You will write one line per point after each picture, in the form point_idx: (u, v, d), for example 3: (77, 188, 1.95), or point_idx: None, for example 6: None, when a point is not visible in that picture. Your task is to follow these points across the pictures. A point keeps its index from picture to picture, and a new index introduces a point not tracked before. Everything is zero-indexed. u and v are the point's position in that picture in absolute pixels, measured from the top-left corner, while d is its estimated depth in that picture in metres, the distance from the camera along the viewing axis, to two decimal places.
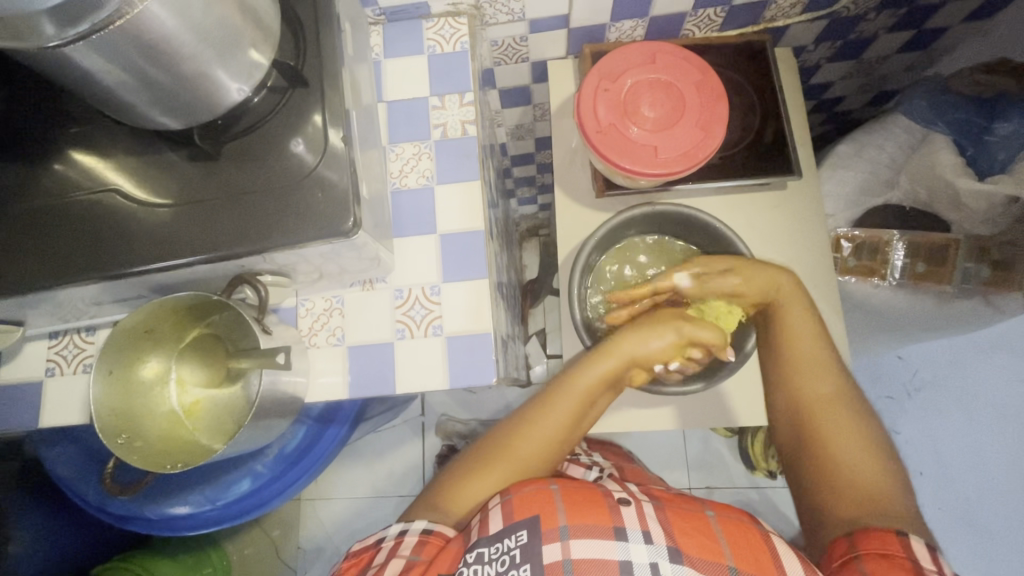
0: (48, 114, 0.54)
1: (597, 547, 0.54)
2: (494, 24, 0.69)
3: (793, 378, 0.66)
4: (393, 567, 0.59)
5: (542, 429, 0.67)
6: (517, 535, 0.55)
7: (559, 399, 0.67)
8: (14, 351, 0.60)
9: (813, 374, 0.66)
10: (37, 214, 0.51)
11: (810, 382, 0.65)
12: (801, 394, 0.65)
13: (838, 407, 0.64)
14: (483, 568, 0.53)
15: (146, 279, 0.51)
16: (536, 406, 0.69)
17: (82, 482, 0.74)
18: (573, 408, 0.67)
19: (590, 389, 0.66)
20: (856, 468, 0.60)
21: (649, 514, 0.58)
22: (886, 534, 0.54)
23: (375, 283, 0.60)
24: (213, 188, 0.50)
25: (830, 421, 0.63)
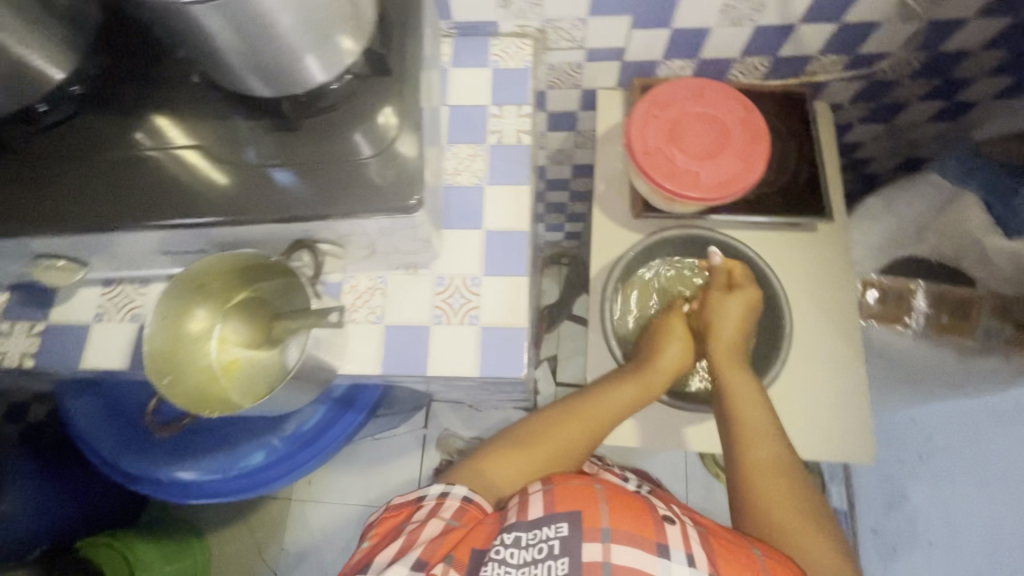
0: (145, 76, 0.58)
1: (638, 557, 0.55)
2: (555, 49, 0.75)
3: (740, 455, 0.65)
4: (431, 527, 0.61)
5: (581, 429, 0.70)
6: (557, 525, 0.58)
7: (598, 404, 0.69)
8: (70, 293, 0.63)
9: (758, 452, 0.64)
10: (118, 163, 0.55)
11: (756, 452, 0.64)
12: (745, 473, 0.64)
13: (785, 477, 0.64)
14: (519, 551, 0.57)
15: (215, 232, 0.54)
16: (573, 402, 0.72)
17: (101, 435, 0.75)
18: (608, 413, 0.69)
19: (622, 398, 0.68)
20: (797, 539, 0.61)
21: (692, 536, 0.59)
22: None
23: (419, 269, 0.62)
24: (289, 155, 0.54)
25: (773, 495, 0.63)
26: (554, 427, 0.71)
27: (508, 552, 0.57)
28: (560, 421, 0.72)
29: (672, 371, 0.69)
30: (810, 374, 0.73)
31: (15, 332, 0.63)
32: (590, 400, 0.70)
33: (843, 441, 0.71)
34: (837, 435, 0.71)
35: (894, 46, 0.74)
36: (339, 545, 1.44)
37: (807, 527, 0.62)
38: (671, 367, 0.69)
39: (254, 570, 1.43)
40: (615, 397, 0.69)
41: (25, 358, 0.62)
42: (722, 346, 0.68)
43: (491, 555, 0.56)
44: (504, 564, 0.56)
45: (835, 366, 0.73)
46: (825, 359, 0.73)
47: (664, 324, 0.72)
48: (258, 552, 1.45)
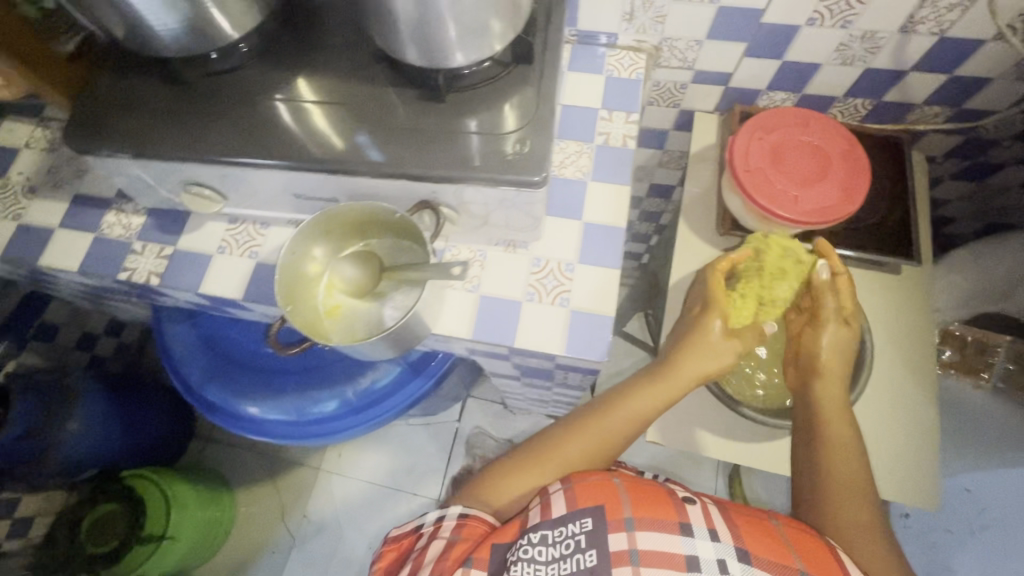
0: (300, 35, 0.63)
1: (664, 540, 0.55)
2: (665, 67, 0.79)
3: (836, 476, 0.63)
4: (436, 547, 0.60)
5: (599, 435, 0.67)
6: (581, 521, 0.57)
7: (615, 411, 0.68)
8: (199, 225, 0.69)
9: (848, 499, 0.62)
10: (263, 107, 0.60)
11: (850, 510, 0.62)
12: (834, 489, 0.63)
13: (859, 493, 0.63)
14: (547, 549, 0.55)
15: (350, 181, 0.58)
16: (595, 409, 0.70)
17: (191, 363, 0.80)
18: (633, 412, 0.67)
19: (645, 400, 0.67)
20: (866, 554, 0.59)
21: (715, 513, 0.58)
22: None
23: (517, 248, 0.66)
24: (425, 120, 0.58)
25: (853, 508, 0.62)
26: (578, 425, 0.69)
27: (537, 551, 0.55)
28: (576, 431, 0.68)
29: (697, 373, 0.65)
30: (879, 412, 0.72)
31: (145, 253, 0.69)
32: (614, 401, 0.69)
33: (902, 482, 0.70)
34: (896, 474, 0.70)
35: (1003, 103, 0.75)
36: (360, 521, 1.46)
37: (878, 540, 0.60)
38: (697, 369, 0.65)
39: (275, 533, 1.46)
40: (644, 398, 0.67)
41: (151, 277, 0.68)
42: (830, 376, 0.67)
43: (519, 555, 0.55)
44: (533, 564, 0.54)
45: (905, 407, 0.72)
46: (895, 399, 0.73)
47: (697, 323, 0.67)
48: (281, 516, 1.47)
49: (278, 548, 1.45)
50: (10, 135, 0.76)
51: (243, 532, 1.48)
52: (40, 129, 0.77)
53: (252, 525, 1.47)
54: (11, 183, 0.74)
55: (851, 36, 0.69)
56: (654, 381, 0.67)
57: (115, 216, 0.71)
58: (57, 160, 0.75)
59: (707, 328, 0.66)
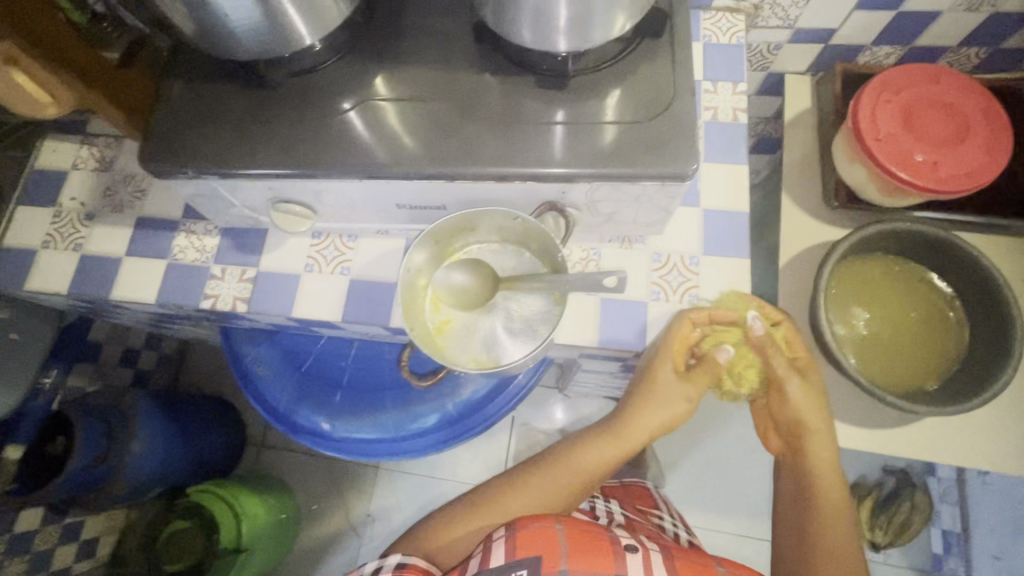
0: (381, 22, 0.56)
1: None
2: (762, 27, 0.72)
3: (810, 512, 0.63)
4: None
5: (557, 482, 0.68)
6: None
7: (572, 460, 0.69)
8: (283, 241, 0.64)
9: (828, 521, 0.62)
10: (353, 107, 0.53)
11: (832, 530, 0.62)
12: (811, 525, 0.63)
13: (844, 523, 0.62)
14: None
15: (465, 187, 0.52)
16: (553, 456, 0.70)
17: (277, 385, 0.76)
18: (590, 462, 0.68)
19: (597, 452, 0.68)
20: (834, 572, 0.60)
21: (656, 564, 0.60)
22: None
23: (634, 243, 0.61)
24: (541, 111, 0.51)
25: (836, 541, 0.61)
26: (539, 473, 0.69)
27: None
28: (531, 478, 0.69)
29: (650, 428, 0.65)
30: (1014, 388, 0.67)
31: (227, 277, 0.64)
32: (572, 450, 0.70)
33: None
34: None
35: None
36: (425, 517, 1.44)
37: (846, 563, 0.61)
38: (652, 423, 0.65)
39: (340, 532, 1.45)
40: (593, 451, 0.68)
41: (237, 302, 0.63)
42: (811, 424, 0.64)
43: None
44: None
45: None
46: None
47: (644, 376, 0.64)
48: (345, 515, 1.46)
49: (345, 547, 1.44)
50: (56, 157, 0.70)
51: (306, 534, 1.46)
52: (87, 148, 0.70)
53: (317, 527, 1.46)
54: (64, 211, 0.68)
55: None
56: (606, 435, 0.68)
57: (186, 238, 0.65)
58: (112, 182, 0.69)
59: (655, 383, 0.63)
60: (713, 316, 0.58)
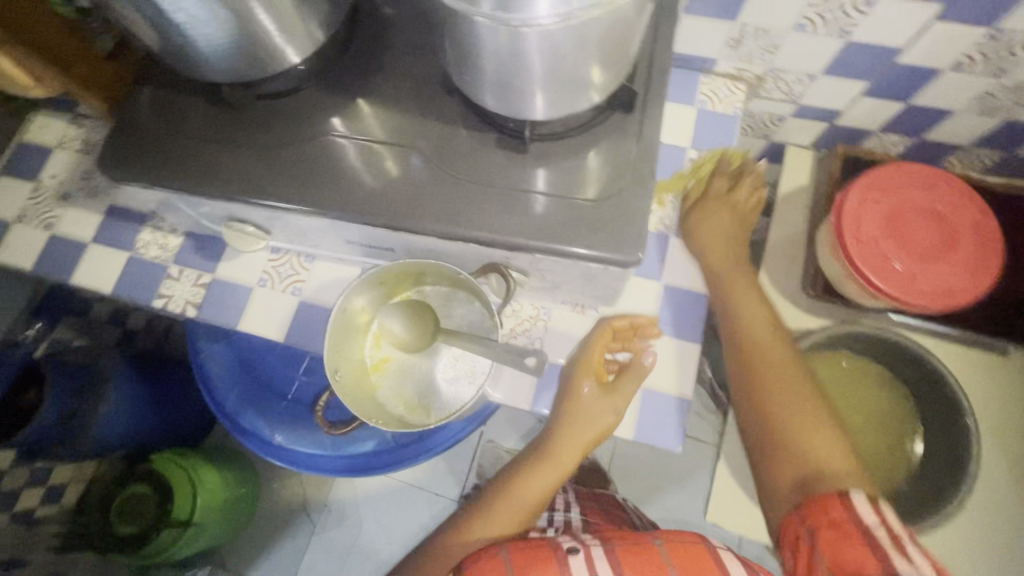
0: (361, 54, 0.56)
1: None
2: (764, 98, 0.69)
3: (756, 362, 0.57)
4: None
5: (511, 508, 0.61)
6: None
7: (515, 486, 0.62)
8: (241, 252, 0.64)
9: (801, 416, 0.54)
10: (317, 139, 0.53)
11: (815, 440, 0.53)
12: (765, 408, 0.55)
13: (813, 409, 0.55)
14: None
15: (413, 237, 0.51)
16: (496, 487, 0.64)
17: (227, 384, 0.76)
18: (530, 484, 0.61)
19: (536, 475, 0.61)
20: (810, 432, 0.53)
21: (597, 558, 0.55)
22: (833, 500, 0.49)
23: (586, 309, 0.60)
24: (499, 170, 0.50)
25: (819, 443, 0.53)
26: (487, 505, 0.63)
27: None
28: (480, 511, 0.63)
29: (579, 446, 0.58)
30: (971, 520, 0.64)
31: (182, 279, 0.64)
32: (510, 477, 0.63)
33: None
34: None
35: None
36: (380, 516, 1.45)
37: (821, 423, 0.54)
38: (578, 438, 0.58)
39: (297, 516, 1.47)
40: (532, 477, 0.62)
41: (188, 306, 0.63)
42: (738, 295, 0.60)
43: None
44: None
45: (1002, 517, 0.64)
46: (990, 507, 0.64)
47: (565, 387, 0.58)
48: (303, 501, 1.48)
49: (299, 532, 1.46)
50: (44, 132, 0.71)
51: (264, 513, 1.49)
52: (74, 128, 0.71)
53: (276, 507, 1.49)
54: (43, 187, 0.69)
55: (1002, 86, 0.59)
56: (538, 460, 0.61)
57: (151, 233, 0.66)
58: (92, 165, 0.70)
59: (579, 397, 0.56)
60: (636, 325, 0.58)
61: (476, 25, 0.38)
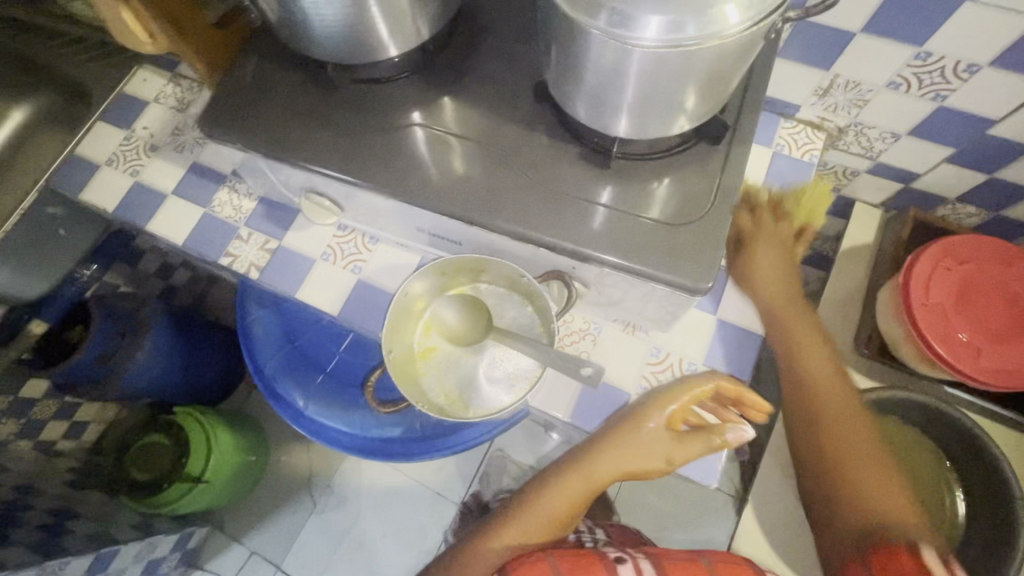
0: (457, 53, 0.57)
1: None
2: (841, 150, 0.69)
3: (821, 427, 0.57)
4: None
5: (536, 517, 0.59)
6: None
7: (541, 497, 0.59)
8: (309, 225, 0.66)
9: (850, 444, 0.56)
10: (405, 126, 0.55)
11: (861, 444, 0.56)
12: (837, 459, 0.56)
13: (857, 420, 0.57)
14: None
15: (483, 234, 0.53)
16: (519, 500, 0.61)
17: (269, 349, 0.78)
18: (554, 499, 0.58)
19: (563, 488, 0.58)
20: (858, 460, 0.56)
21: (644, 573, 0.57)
22: (895, 548, 0.51)
23: (636, 331, 0.60)
24: (577, 180, 0.51)
25: (859, 464, 0.55)
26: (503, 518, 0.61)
27: None
28: (504, 521, 0.61)
29: (613, 472, 0.55)
30: None
31: (250, 242, 0.66)
32: (534, 490, 0.60)
33: None
34: None
35: None
36: (380, 506, 1.45)
37: (888, 478, 0.55)
38: (616, 465, 0.55)
39: (300, 492, 1.49)
40: (558, 491, 0.58)
41: (252, 268, 0.65)
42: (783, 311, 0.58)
43: None
44: None
45: None
46: None
47: (633, 411, 0.55)
48: (308, 478, 1.50)
49: (299, 508, 1.47)
50: (144, 86, 0.76)
51: (268, 483, 1.51)
52: (172, 86, 0.75)
53: (280, 480, 1.50)
54: (135, 137, 0.73)
55: None
56: (568, 470, 0.58)
57: (227, 194, 0.69)
58: (182, 123, 0.73)
59: (643, 427, 0.53)
60: (741, 398, 0.54)
61: (585, 36, 0.39)
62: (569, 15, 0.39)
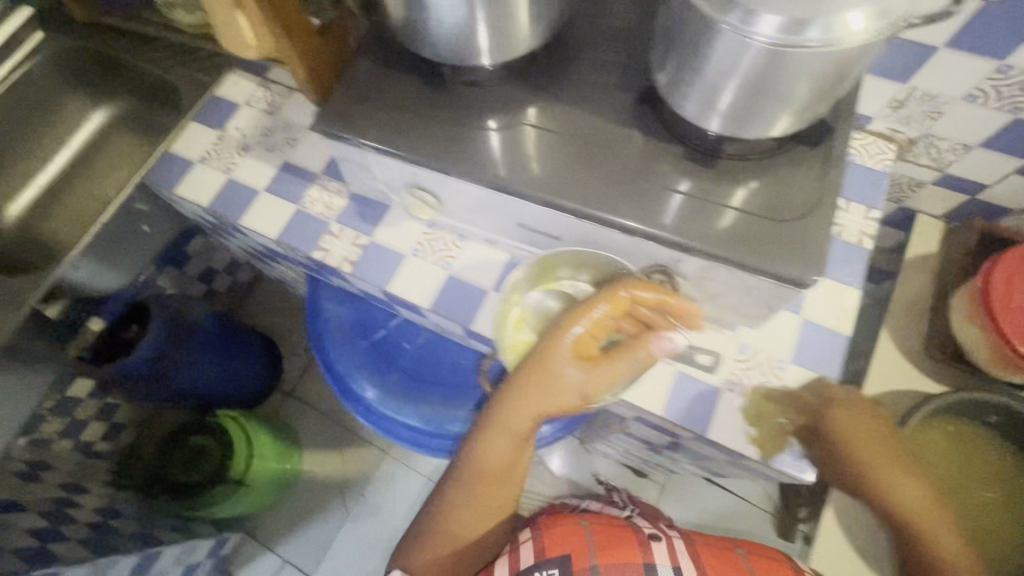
0: (556, 59, 0.61)
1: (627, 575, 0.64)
2: (909, 161, 0.72)
3: None
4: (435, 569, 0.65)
5: (505, 450, 0.63)
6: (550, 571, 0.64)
7: (496, 433, 0.62)
8: (399, 222, 0.69)
9: None
10: (509, 125, 0.58)
11: None
12: None
13: None
14: None
15: (586, 228, 0.55)
16: (478, 444, 0.63)
17: (345, 346, 0.81)
18: (510, 432, 0.61)
19: (516, 420, 0.60)
20: None
21: (680, 551, 0.69)
22: None
23: (723, 328, 0.61)
24: (679, 178, 0.54)
25: None
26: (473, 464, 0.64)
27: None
28: (473, 466, 0.64)
29: (530, 418, 0.59)
30: None
31: (341, 237, 0.69)
32: (487, 428, 0.62)
33: None
34: None
35: None
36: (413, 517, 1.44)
37: None
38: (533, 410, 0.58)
39: (331, 501, 1.48)
40: (509, 420, 0.60)
41: (344, 262, 0.68)
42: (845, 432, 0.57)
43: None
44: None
45: None
46: None
47: (555, 332, 0.55)
48: (340, 487, 1.49)
49: (331, 517, 1.46)
50: (235, 90, 0.79)
51: (299, 492, 1.49)
52: (262, 90, 0.79)
53: (313, 488, 1.49)
54: (227, 137, 0.76)
55: None
56: (513, 398, 0.59)
57: (318, 192, 0.71)
58: (273, 124, 0.76)
59: (556, 368, 0.55)
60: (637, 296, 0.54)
61: (717, 35, 0.43)
62: (706, 14, 0.42)
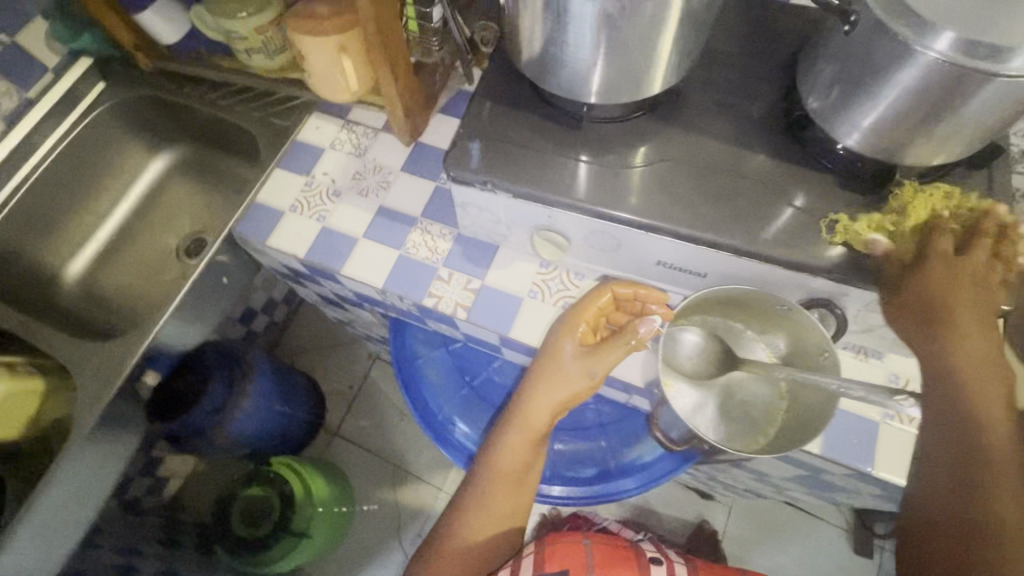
0: (680, 90, 0.59)
1: None
2: None
3: None
4: None
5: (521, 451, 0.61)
6: None
7: (511, 430, 0.62)
8: (513, 262, 0.66)
9: None
10: (644, 160, 0.55)
11: None
12: None
13: None
14: None
15: (738, 263, 0.52)
16: (495, 444, 0.63)
17: (444, 392, 0.78)
18: (527, 426, 0.61)
19: (533, 412, 0.60)
20: None
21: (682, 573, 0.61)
22: None
23: (869, 356, 0.59)
24: (837, 207, 0.51)
25: None
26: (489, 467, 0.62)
27: None
28: (491, 472, 0.62)
29: (550, 411, 0.59)
30: None
31: (452, 282, 0.66)
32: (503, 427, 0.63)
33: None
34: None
35: None
36: None
37: None
38: (550, 401, 0.59)
39: (388, 545, 1.41)
40: (528, 415, 0.61)
41: (458, 308, 0.65)
42: None
43: None
44: None
45: None
46: None
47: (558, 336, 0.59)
48: (395, 530, 1.42)
49: (389, 562, 1.39)
50: (318, 134, 0.77)
51: (353, 538, 1.42)
52: (346, 132, 0.77)
53: (368, 532, 1.42)
54: (315, 184, 0.74)
55: None
56: (529, 389, 0.60)
57: (421, 236, 0.69)
58: (362, 167, 0.74)
59: (560, 354, 0.58)
60: (637, 296, 0.58)
61: (911, 62, 0.40)
62: (904, 42, 0.40)
